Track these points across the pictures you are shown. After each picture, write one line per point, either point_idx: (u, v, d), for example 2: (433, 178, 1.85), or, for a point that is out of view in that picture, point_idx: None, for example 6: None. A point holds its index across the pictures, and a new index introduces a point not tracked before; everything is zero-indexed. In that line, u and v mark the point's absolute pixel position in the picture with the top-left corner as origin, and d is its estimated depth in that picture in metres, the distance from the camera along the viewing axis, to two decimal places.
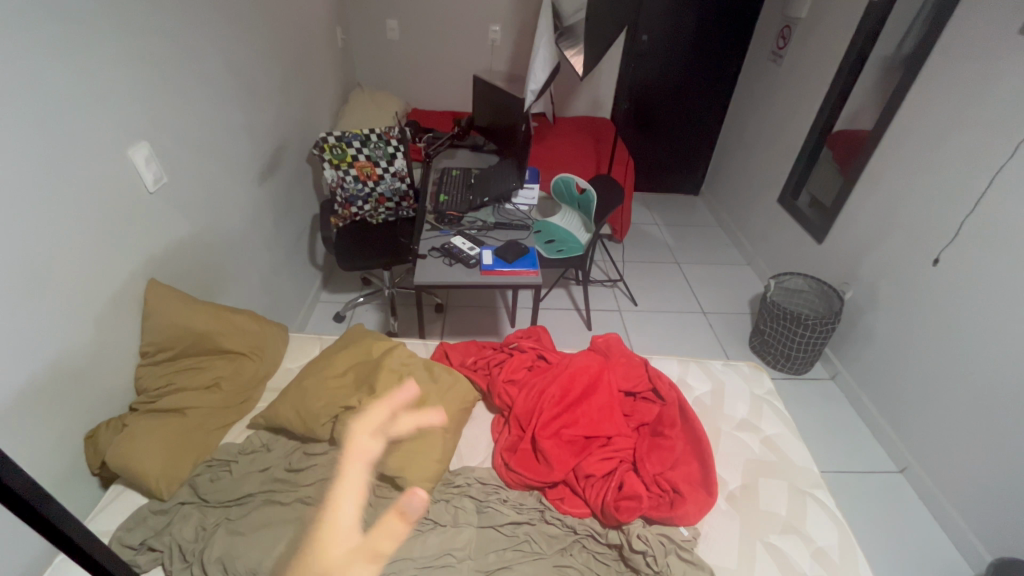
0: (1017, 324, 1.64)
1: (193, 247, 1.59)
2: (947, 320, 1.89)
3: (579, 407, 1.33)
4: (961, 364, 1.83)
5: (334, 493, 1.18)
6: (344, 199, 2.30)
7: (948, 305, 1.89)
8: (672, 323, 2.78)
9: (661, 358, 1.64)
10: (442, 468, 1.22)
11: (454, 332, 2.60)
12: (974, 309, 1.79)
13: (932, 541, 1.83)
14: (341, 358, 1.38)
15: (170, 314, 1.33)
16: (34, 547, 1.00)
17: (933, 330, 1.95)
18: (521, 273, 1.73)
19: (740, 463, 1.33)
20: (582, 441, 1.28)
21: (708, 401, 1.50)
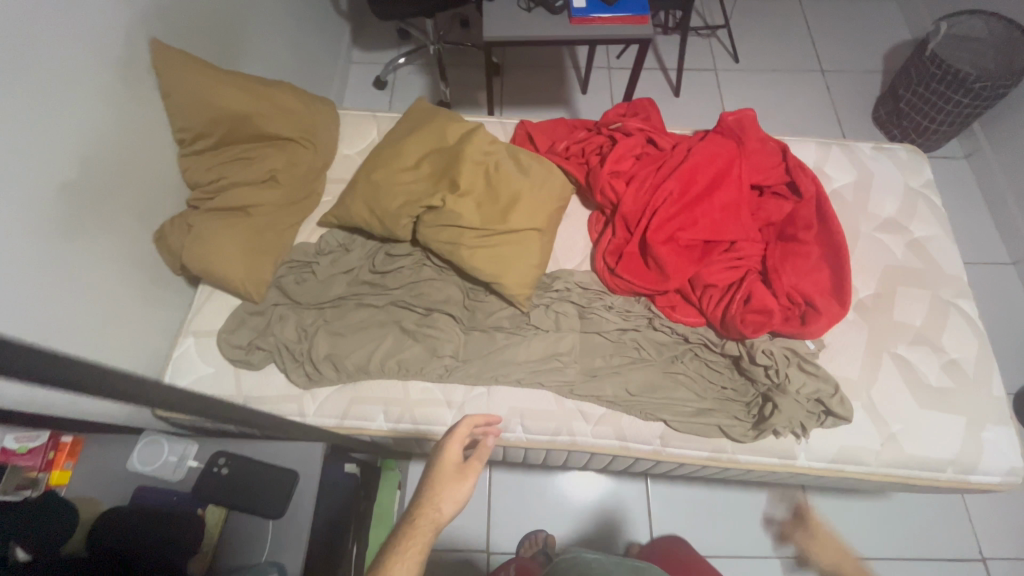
0: None
1: None
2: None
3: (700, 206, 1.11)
4: None
5: (428, 296, 1.12)
6: None
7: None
8: (778, 86, 2.26)
9: (796, 140, 1.31)
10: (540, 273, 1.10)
11: (515, 102, 2.21)
12: None
13: (1022, 331, 1.77)
14: (410, 145, 1.13)
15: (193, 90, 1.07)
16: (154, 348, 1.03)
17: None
18: (625, 21, 1.27)
19: (877, 269, 1.16)
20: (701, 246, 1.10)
21: (848, 195, 1.24)
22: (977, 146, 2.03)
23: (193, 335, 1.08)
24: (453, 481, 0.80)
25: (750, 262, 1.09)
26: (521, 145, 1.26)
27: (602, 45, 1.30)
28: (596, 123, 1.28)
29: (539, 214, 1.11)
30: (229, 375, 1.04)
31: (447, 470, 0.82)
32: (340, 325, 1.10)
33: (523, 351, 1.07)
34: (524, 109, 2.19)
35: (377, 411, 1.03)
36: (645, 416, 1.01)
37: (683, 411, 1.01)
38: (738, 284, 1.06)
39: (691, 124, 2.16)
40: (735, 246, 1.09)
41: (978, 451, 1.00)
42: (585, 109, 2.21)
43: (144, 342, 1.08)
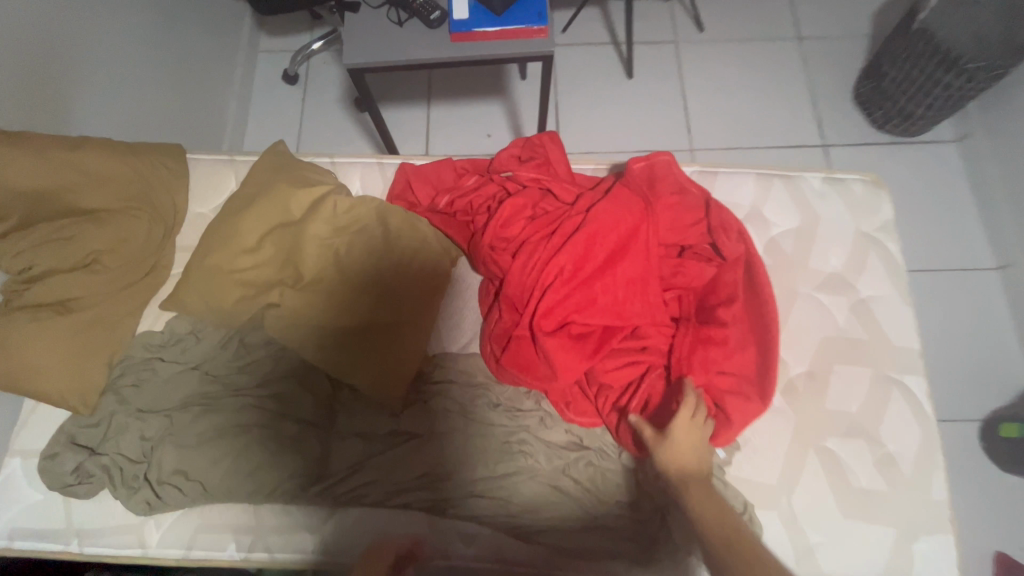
0: None
1: None
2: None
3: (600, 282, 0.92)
4: None
5: (287, 397, 0.97)
6: None
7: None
8: (748, 59, 1.95)
9: (730, 174, 1.10)
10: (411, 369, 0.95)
11: (443, 93, 1.93)
12: None
13: (1000, 348, 1.61)
14: (249, 226, 0.97)
15: None
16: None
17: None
18: (519, 34, 1.02)
19: (813, 341, 0.99)
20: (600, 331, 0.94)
21: (788, 246, 1.04)
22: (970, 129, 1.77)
23: (19, 455, 0.95)
24: None
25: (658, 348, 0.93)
26: (398, 201, 1.07)
27: (494, 65, 1.05)
28: (487, 168, 1.08)
29: (406, 299, 0.96)
30: (59, 503, 0.92)
31: None
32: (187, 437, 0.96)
33: (393, 462, 0.93)
34: (454, 101, 1.92)
35: (228, 539, 0.93)
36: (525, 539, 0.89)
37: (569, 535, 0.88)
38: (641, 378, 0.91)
39: (645, 112, 1.88)
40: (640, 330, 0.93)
41: (907, 566, 0.87)
42: (524, 98, 1.93)
43: None
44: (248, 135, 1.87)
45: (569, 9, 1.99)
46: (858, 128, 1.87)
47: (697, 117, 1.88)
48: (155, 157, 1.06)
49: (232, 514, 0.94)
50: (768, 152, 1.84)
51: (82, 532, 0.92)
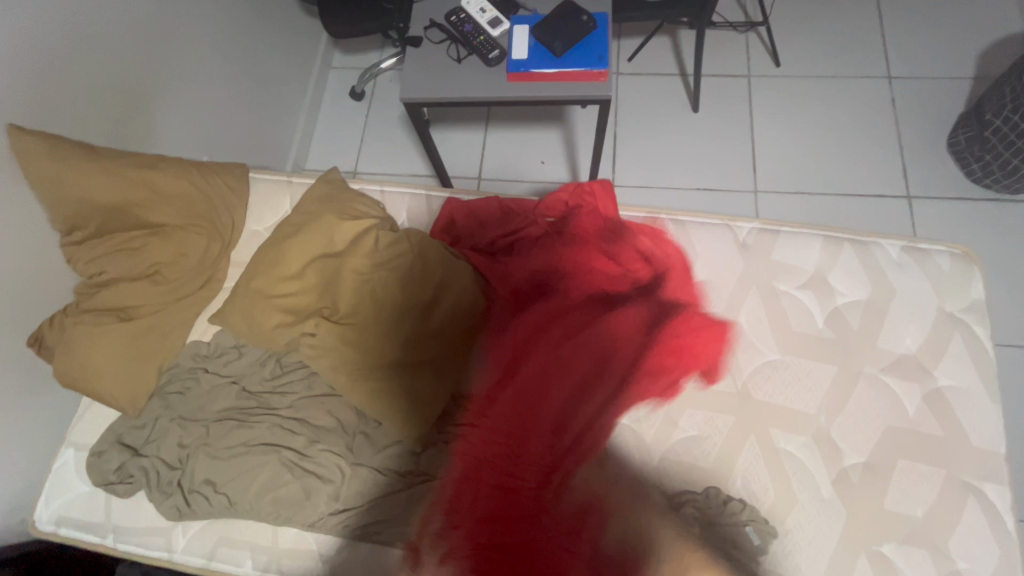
0: None
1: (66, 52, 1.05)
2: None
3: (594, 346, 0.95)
4: None
5: (314, 421, 0.99)
6: None
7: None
8: (827, 98, 1.82)
9: (793, 234, 1.02)
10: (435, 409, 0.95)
11: (501, 117, 1.93)
12: None
13: None
14: (295, 253, 1.02)
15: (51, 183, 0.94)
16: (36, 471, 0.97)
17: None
18: (577, 77, 0.99)
19: (874, 428, 0.89)
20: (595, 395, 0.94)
21: (855, 321, 0.95)
22: None
23: (72, 446, 1.03)
24: None
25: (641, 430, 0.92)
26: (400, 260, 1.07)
27: (548, 107, 1.02)
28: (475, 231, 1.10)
29: (437, 335, 0.97)
30: (101, 496, 0.99)
31: None
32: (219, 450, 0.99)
33: (409, 502, 0.92)
34: (511, 126, 1.91)
35: (245, 556, 0.95)
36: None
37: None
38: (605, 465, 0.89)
39: (708, 148, 1.80)
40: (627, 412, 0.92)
41: None
42: (582, 126, 1.90)
43: (27, 448, 1.03)
44: (312, 148, 1.95)
45: (637, 38, 1.94)
46: (951, 180, 1.69)
47: (765, 156, 1.77)
48: (221, 177, 1.12)
49: (252, 531, 0.96)
50: (841, 199, 1.70)
51: (117, 529, 0.98)
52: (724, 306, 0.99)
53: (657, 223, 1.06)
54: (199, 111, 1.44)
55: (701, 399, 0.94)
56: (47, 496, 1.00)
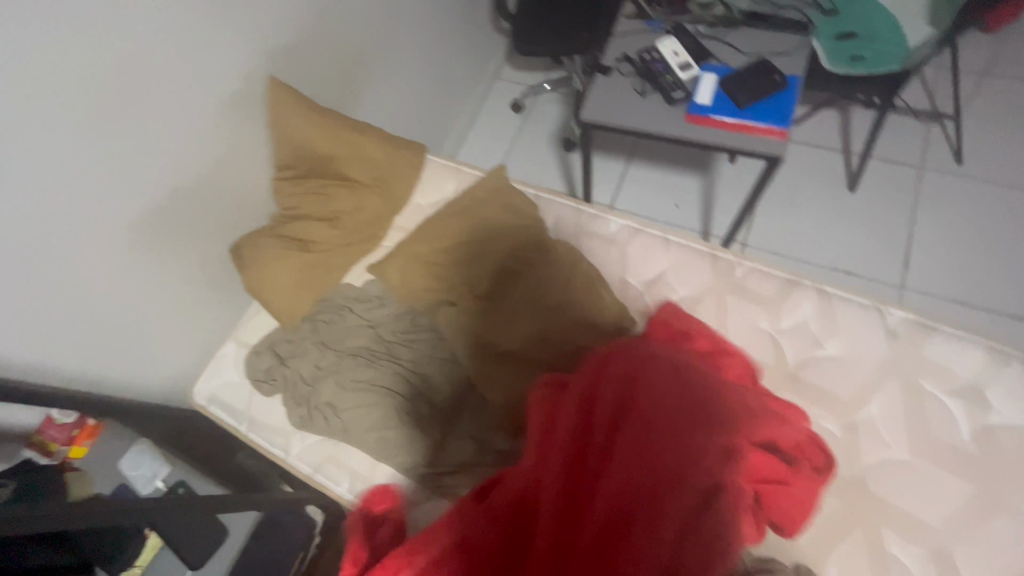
0: None
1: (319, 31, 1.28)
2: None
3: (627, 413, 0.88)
4: None
5: (430, 381, 1.09)
6: None
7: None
8: (1011, 208, 1.67)
9: (954, 334, 0.96)
10: None
11: (645, 154, 2.00)
12: None
13: None
14: (452, 228, 1.14)
15: None
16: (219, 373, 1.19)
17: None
18: (755, 130, 1.02)
19: (1010, 566, 0.81)
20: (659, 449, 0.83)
21: (1007, 445, 0.87)
22: None
23: (236, 342, 1.23)
24: None
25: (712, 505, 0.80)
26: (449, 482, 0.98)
27: (716, 152, 1.06)
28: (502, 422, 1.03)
29: (557, 335, 1.02)
30: (248, 389, 1.17)
31: None
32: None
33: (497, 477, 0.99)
34: (653, 166, 1.97)
35: (345, 478, 1.07)
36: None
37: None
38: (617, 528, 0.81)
39: (856, 229, 1.72)
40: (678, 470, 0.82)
41: None
42: (724, 179, 1.90)
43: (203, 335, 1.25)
44: (465, 145, 2.14)
45: (802, 107, 1.91)
46: None
47: (920, 252, 1.66)
48: (407, 150, 1.27)
49: (355, 459, 1.08)
50: (1003, 319, 1.54)
51: (252, 420, 1.14)
52: (856, 388, 0.95)
53: (800, 288, 1.04)
54: (393, 94, 1.66)
55: None
56: (208, 377, 1.20)
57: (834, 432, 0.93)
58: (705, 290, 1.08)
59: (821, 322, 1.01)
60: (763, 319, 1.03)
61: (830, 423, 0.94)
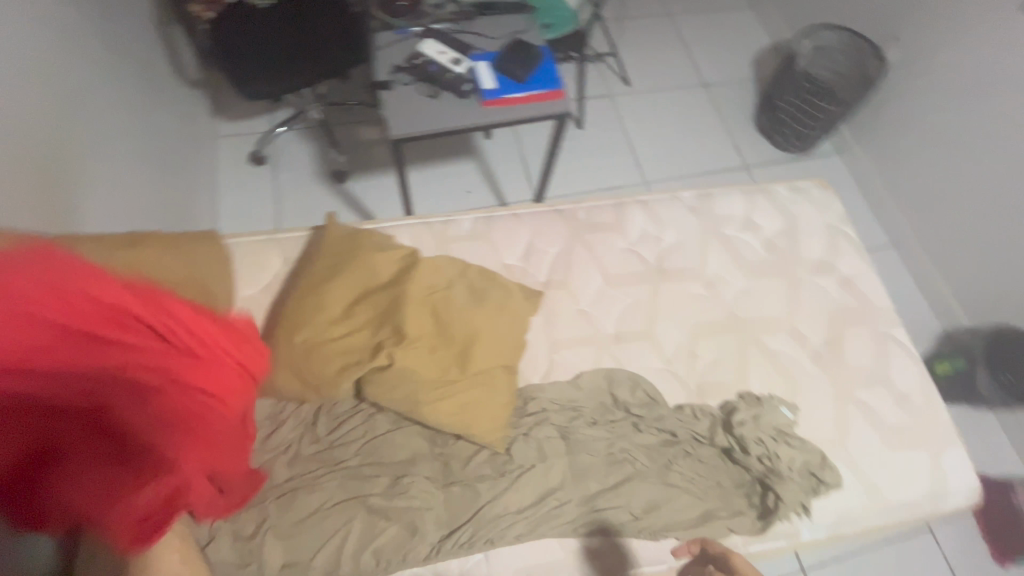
0: None
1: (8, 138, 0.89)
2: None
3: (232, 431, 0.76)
4: None
5: (395, 455, 0.98)
6: None
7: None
8: (671, 105, 2.33)
9: (724, 193, 1.33)
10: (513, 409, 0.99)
11: (417, 159, 2.05)
12: None
13: (910, 306, 2.03)
14: (338, 301, 0.97)
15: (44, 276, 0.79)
16: None
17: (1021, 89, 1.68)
18: (541, 98, 1.18)
19: (824, 314, 1.21)
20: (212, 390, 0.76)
21: (782, 244, 1.27)
22: (846, 144, 2.26)
23: None
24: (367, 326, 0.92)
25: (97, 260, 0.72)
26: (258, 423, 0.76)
27: (519, 126, 1.19)
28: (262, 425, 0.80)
29: (505, 352, 0.98)
30: None
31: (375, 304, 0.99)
32: (306, 521, 0.92)
33: (517, 496, 0.96)
34: (430, 165, 2.03)
35: None
36: (660, 535, 0.96)
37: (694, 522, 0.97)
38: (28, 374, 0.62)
39: (600, 157, 2.17)
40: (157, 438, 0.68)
41: (945, 480, 1.07)
42: (493, 155, 2.11)
43: None
44: (224, 220, 1.83)
45: None
46: (768, 150, 2.30)
47: (642, 155, 2.20)
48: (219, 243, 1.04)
49: None
50: (705, 179, 2.20)
51: None
52: (696, 255, 1.24)
53: (627, 206, 1.28)
54: None
55: (709, 330, 1.17)
56: None
57: (703, 293, 1.20)
58: (570, 240, 1.21)
59: (654, 224, 1.26)
60: (619, 240, 1.23)
61: (698, 289, 1.20)
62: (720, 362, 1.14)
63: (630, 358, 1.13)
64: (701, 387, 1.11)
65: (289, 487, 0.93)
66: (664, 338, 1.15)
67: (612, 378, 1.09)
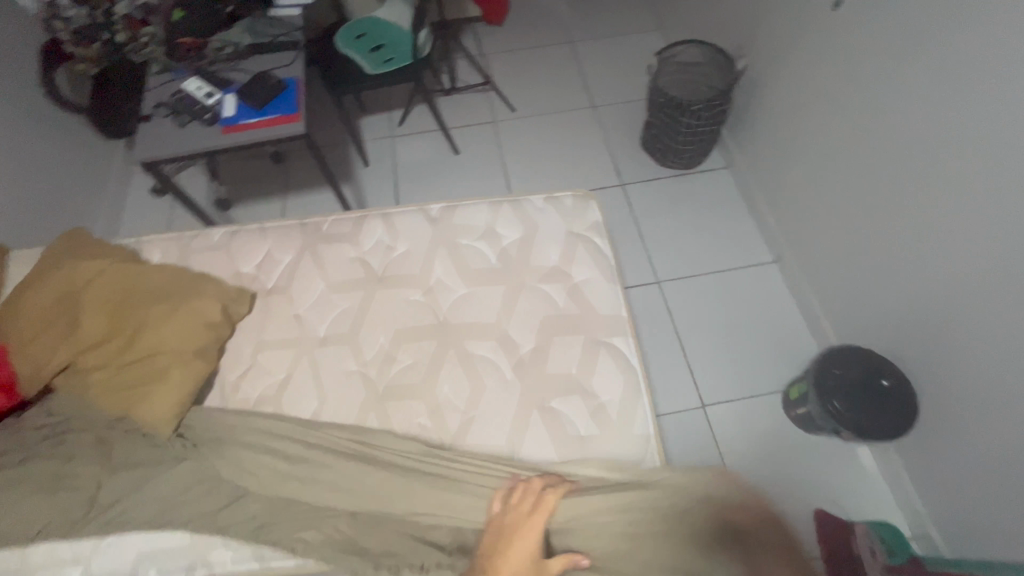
0: (899, 114, 1.36)
1: None
2: (852, 69, 1.47)
3: None
4: (842, 159, 1.58)
5: (82, 438, 1.08)
6: (75, 37, 1.76)
7: (870, 47, 1.41)
8: (552, 127, 2.38)
9: (470, 204, 1.36)
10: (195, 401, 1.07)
11: (298, 186, 2.22)
12: (866, 95, 1.45)
13: (786, 325, 1.86)
14: (37, 304, 1.09)
15: None
16: None
17: (835, 89, 1.55)
18: (275, 122, 1.30)
19: (538, 320, 1.19)
20: None
21: (514, 252, 1.28)
22: (731, 156, 2.17)
23: None
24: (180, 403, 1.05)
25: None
26: None
27: (259, 147, 1.31)
28: None
29: (171, 344, 1.07)
30: None
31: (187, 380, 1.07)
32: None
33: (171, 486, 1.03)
34: (307, 192, 2.21)
35: None
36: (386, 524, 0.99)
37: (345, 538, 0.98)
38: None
39: (472, 179, 2.25)
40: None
41: None
42: (369, 180, 2.26)
43: None
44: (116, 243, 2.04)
45: (402, 108, 2.41)
46: (650, 167, 2.26)
47: (516, 177, 2.26)
48: None
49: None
50: None
51: None
52: (421, 263, 1.27)
53: (369, 219, 1.34)
54: None
55: (413, 335, 1.19)
56: None
57: (420, 299, 1.23)
58: (301, 250, 1.30)
59: (390, 235, 1.31)
60: (350, 249, 1.30)
61: (416, 295, 1.24)
62: (414, 366, 1.15)
63: (328, 358, 1.17)
64: (386, 391, 1.12)
65: None
66: (367, 341, 1.19)
67: (300, 380, 1.14)
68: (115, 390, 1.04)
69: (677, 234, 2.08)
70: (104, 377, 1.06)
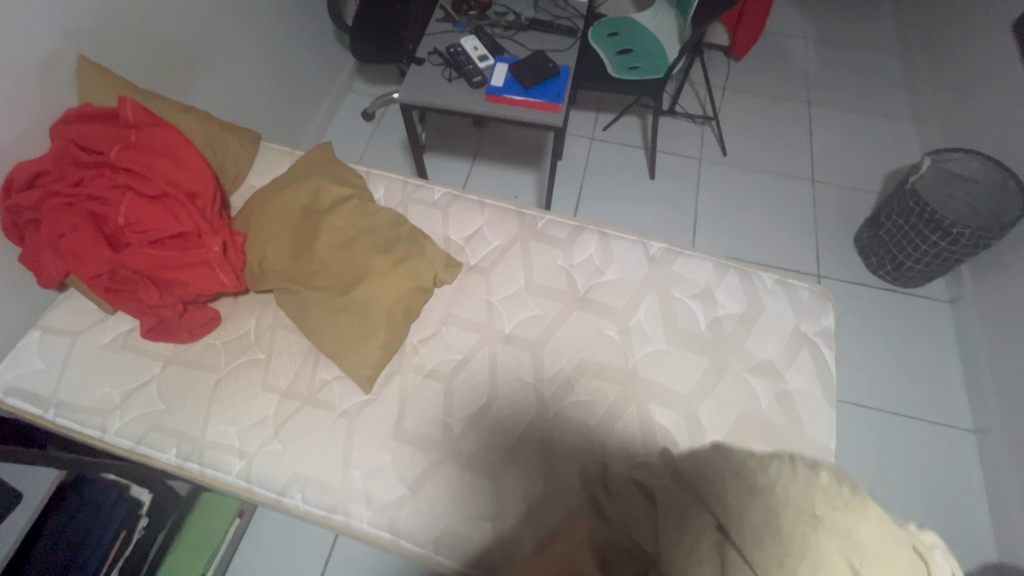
0: None
1: (145, 36, 1.31)
2: None
3: (187, 246, 1.07)
4: None
5: (277, 343, 1.14)
6: None
7: None
8: (759, 186, 2.19)
9: (694, 256, 1.25)
10: (386, 356, 1.08)
11: (489, 155, 2.24)
12: None
13: (963, 509, 1.57)
14: (283, 209, 1.15)
15: (110, 101, 1.17)
16: (28, 369, 1.09)
17: None
18: (537, 107, 1.26)
19: (735, 414, 1.07)
20: (153, 234, 1.06)
21: (729, 327, 1.16)
22: (961, 292, 1.86)
23: (42, 329, 1.13)
24: (376, 352, 1.07)
25: (128, 125, 1.14)
26: (206, 234, 1.08)
27: (511, 124, 1.29)
28: (194, 228, 1.08)
29: (386, 297, 1.08)
30: (56, 373, 1.09)
31: (388, 334, 1.08)
32: (188, 355, 1.12)
33: (336, 423, 1.05)
34: (495, 164, 2.21)
35: (171, 443, 1.03)
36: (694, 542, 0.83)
37: (475, 553, 0.95)
38: (68, 210, 1.05)
39: (653, 208, 2.14)
40: (162, 236, 1.06)
41: None
42: (556, 174, 2.21)
43: (12, 335, 1.14)
44: None
45: (611, 114, 2.33)
46: (855, 268, 2.00)
47: (703, 224, 2.10)
48: (227, 127, 1.33)
49: (180, 425, 1.04)
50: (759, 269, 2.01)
51: (62, 406, 1.06)
52: (625, 298, 1.19)
53: (586, 232, 1.28)
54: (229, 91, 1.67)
55: (598, 371, 1.12)
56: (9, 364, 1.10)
57: (614, 337, 1.15)
58: (512, 239, 1.27)
59: (602, 256, 1.25)
60: (558, 257, 1.24)
61: (610, 330, 1.16)
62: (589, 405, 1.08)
63: (507, 359, 1.14)
64: (554, 417, 1.07)
65: (197, 333, 1.13)
66: (550, 357, 1.14)
67: (475, 369, 1.12)
68: (322, 319, 1.07)
69: (863, 353, 1.83)
70: (314, 302, 1.08)
